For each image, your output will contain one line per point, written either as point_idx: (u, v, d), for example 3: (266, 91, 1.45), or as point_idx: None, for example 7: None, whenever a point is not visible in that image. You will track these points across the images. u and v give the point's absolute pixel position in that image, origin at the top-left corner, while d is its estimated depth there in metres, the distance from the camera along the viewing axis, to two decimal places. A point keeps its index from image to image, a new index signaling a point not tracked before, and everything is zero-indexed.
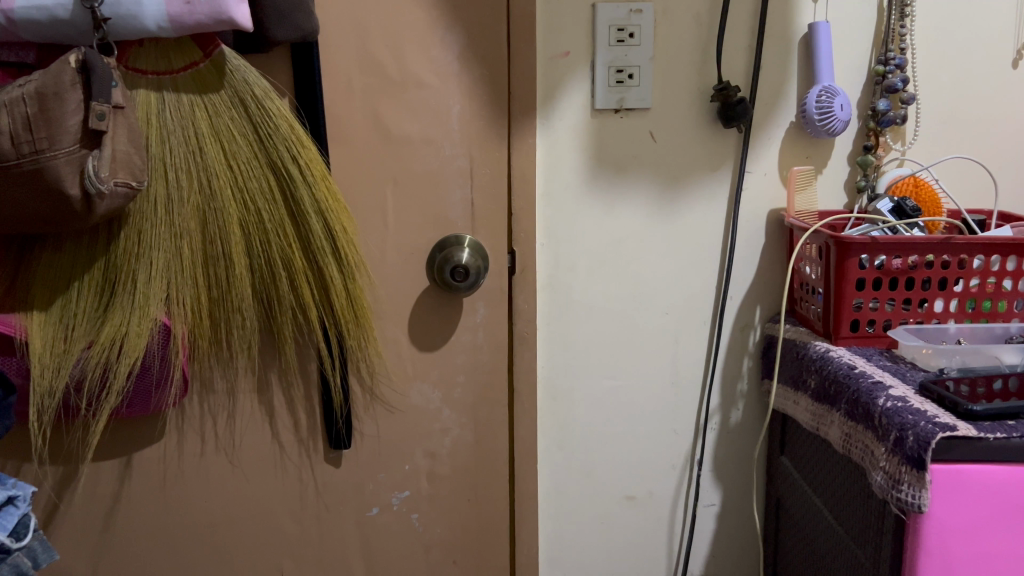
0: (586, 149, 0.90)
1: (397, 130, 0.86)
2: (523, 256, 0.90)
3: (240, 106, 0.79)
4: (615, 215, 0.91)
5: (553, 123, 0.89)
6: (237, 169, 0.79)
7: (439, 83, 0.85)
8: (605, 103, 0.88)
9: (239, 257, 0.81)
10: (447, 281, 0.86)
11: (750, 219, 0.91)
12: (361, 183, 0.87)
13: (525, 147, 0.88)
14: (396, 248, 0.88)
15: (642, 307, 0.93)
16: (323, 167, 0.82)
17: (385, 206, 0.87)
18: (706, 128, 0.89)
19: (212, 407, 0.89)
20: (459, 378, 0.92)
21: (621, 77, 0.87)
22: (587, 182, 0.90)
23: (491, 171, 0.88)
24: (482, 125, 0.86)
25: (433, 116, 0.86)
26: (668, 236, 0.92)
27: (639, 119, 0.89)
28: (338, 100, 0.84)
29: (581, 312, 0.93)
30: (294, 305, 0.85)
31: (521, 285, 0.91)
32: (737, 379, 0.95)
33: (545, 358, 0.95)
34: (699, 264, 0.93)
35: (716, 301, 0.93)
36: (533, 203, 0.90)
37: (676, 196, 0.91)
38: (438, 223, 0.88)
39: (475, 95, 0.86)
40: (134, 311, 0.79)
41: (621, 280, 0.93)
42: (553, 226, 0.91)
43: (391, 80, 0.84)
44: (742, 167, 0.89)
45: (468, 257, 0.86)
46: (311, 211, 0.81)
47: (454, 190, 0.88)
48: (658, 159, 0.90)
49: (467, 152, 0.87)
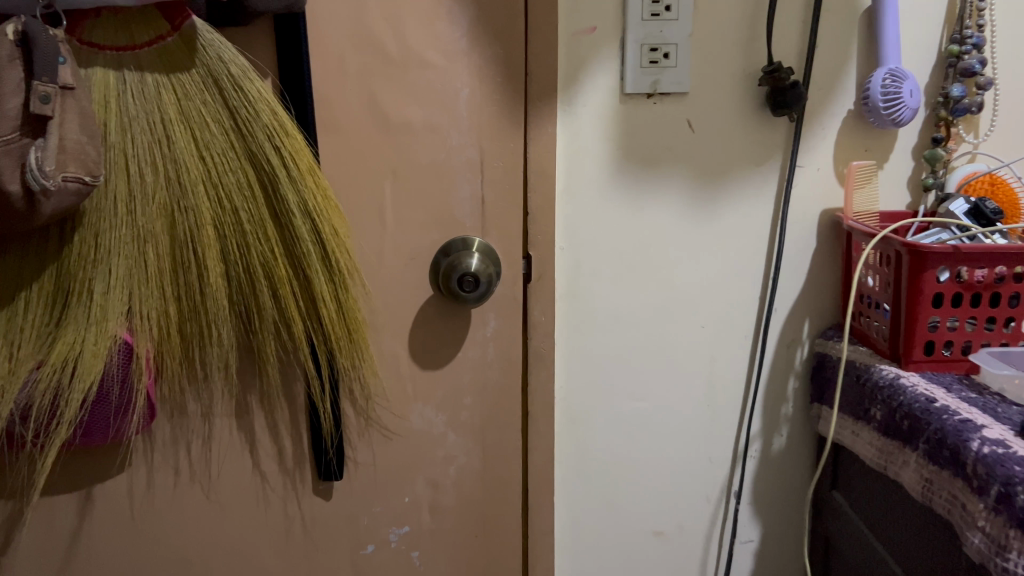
0: (614, 139, 0.78)
1: (397, 116, 0.74)
2: (540, 262, 0.79)
3: (214, 88, 0.68)
4: (647, 216, 0.80)
5: (576, 110, 0.77)
6: (210, 161, 0.68)
7: (446, 62, 0.74)
8: (637, 87, 0.76)
9: (214, 264, 0.70)
10: (453, 291, 0.75)
11: (801, 220, 0.80)
12: (355, 177, 0.75)
13: (543, 136, 0.77)
14: (395, 252, 0.77)
15: (676, 321, 0.82)
16: (311, 160, 0.71)
17: (382, 204, 0.76)
18: (752, 117, 0.78)
19: (185, 434, 0.78)
20: (467, 400, 0.81)
21: (656, 57, 0.75)
22: (614, 178, 0.79)
23: (505, 164, 0.77)
24: (495, 111, 0.75)
25: (438, 100, 0.74)
26: (708, 240, 0.80)
27: (675, 106, 0.77)
28: (328, 81, 0.73)
29: (606, 326, 0.82)
30: (277, 319, 0.73)
31: (537, 295, 0.80)
32: (782, 403, 0.84)
33: (564, 378, 0.83)
34: (741, 272, 0.81)
35: (763, 314, 0.82)
36: (551, 202, 0.78)
37: (716, 195, 0.79)
38: (443, 223, 0.77)
39: (486, 78, 0.75)
40: (90, 326, 0.68)
41: (652, 290, 0.81)
42: (575, 228, 0.80)
43: (390, 59, 0.73)
44: (794, 161, 0.78)
45: (479, 263, 0.75)
46: (295, 210, 0.69)
47: (461, 185, 0.77)
48: (697, 152, 0.78)
49: (477, 142, 0.76)
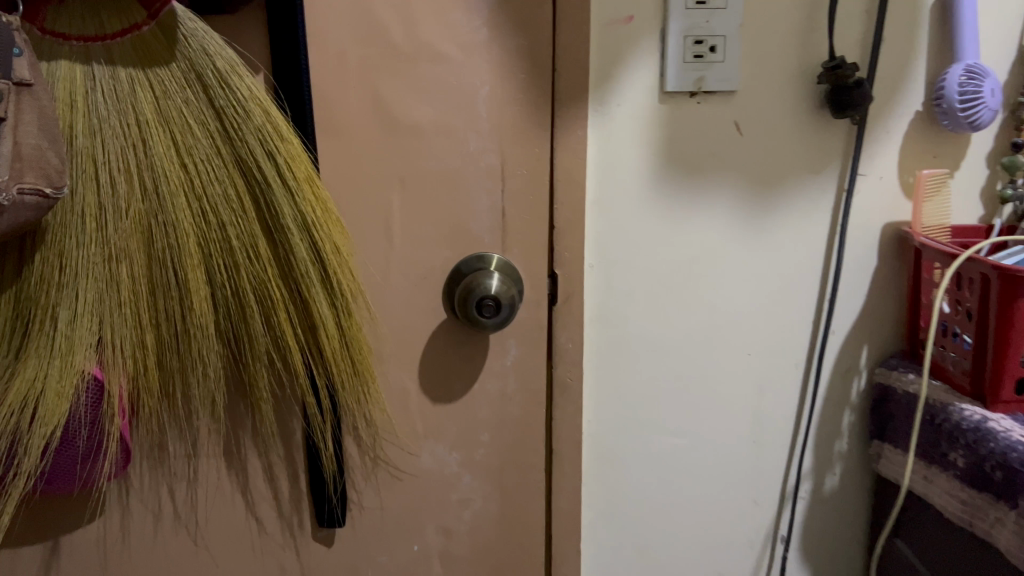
0: (650, 144, 0.69)
1: (406, 116, 0.65)
2: (567, 281, 0.70)
3: (198, 85, 0.59)
4: (686, 230, 0.71)
5: (609, 111, 0.68)
6: (192, 169, 0.60)
7: (462, 55, 0.65)
8: (679, 85, 0.67)
9: (197, 286, 0.61)
10: (471, 317, 0.66)
11: (861, 235, 0.71)
12: (358, 187, 0.66)
13: (573, 141, 0.68)
14: (404, 271, 0.68)
15: (718, 347, 0.73)
16: (310, 168, 0.62)
17: (390, 216, 0.67)
18: (807, 119, 0.69)
19: (167, 478, 0.69)
20: (483, 437, 0.72)
21: (701, 50, 0.66)
22: (651, 188, 0.70)
23: (528, 172, 0.68)
24: (517, 111, 0.66)
25: (453, 99, 0.65)
26: (754, 257, 0.72)
27: (721, 106, 0.68)
28: (328, 76, 0.64)
29: (640, 353, 0.73)
30: (270, 349, 0.64)
31: (564, 319, 0.71)
32: (836, 438, 0.75)
33: (593, 412, 0.74)
34: (792, 294, 0.72)
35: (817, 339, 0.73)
36: (580, 214, 0.69)
37: (764, 207, 0.71)
38: (458, 238, 0.68)
39: (508, 74, 0.66)
40: (54, 359, 0.59)
41: (691, 313, 0.72)
42: (607, 245, 0.71)
43: (399, 52, 0.64)
44: (854, 169, 0.69)
45: (500, 284, 0.66)
46: (291, 225, 0.60)
47: (478, 195, 0.68)
48: (743, 158, 0.70)
49: (497, 146, 0.67)
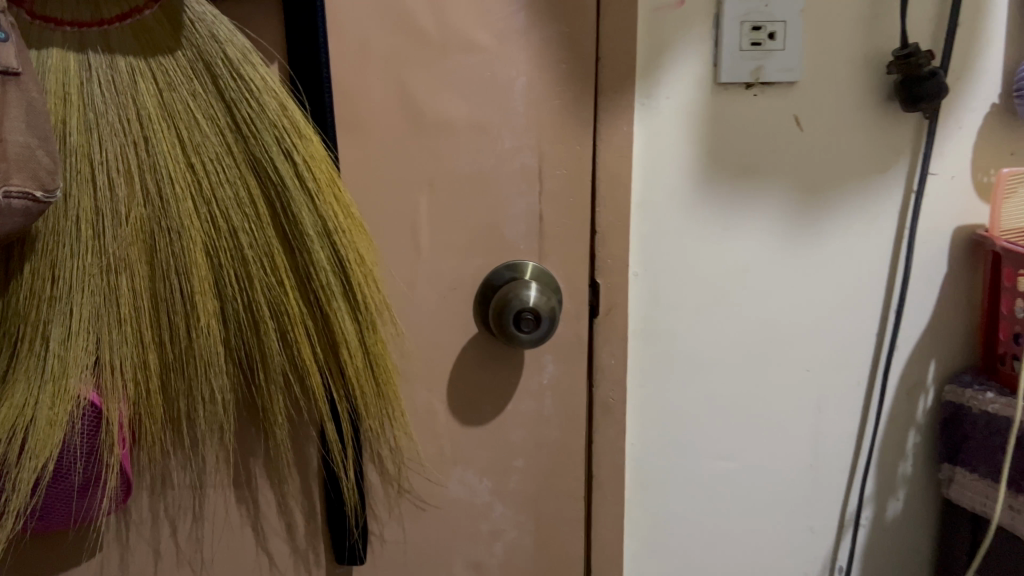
0: (701, 141, 0.63)
1: (435, 111, 0.60)
2: (610, 292, 0.64)
3: (206, 76, 0.53)
4: (738, 236, 0.65)
5: (657, 104, 0.62)
6: (200, 170, 0.53)
7: (497, 43, 0.59)
8: (734, 76, 0.61)
9: (205, 301, 0.54)
10: (507, 332, 0.60)
11: (931, 239, 0.66)
12: (384, 190, 0.61)
13: (617, 137, 0.62)
14: (431, 282, 0.62)
15: (774, 361, 0.67)
16: (331, 167, 0.56)
17: (418, 221, 0.62)
18: (872, 113, 0.63)
19: (169, 511, 0.62)
20: (517, 463, 0.66)
21: (760, 36, 0.60)
22: (702, 189, 0.64)
23: (567, 172, 0.62)
24: (556, 104, 0.61)
25: (487, 91, 0.60)
26: (814, 265, 0.66)
27: (779, 99, 0.62)
28: (352, 66, 0.58)
29: (688, 370, 0.67)
30: (286, 370, 0.57)
31: (606, 333, 0.65)
32: (900, 462, 0.70)
33: (636, 435, 0.68)
34: (855, 305, 0.66)
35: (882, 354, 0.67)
36: (625, 218, 0.63)
37: (825, 210, 0.65)
38: (490, 244, 0.63)
39: (546, 64, 0.60)
40: (46, 383, 0.53)
41: (743, 326, 0.66)
42: (652, 252, 0.65)
43: (427, 40, 0.58)
44: (927, 166, 0.63)
45: (539, 294, 0.60)
46: (310, 231, 0.54)
47: (514, 198, 0.62)
48: (802, 155, 0.64)
49: (534, 144, 0.61)
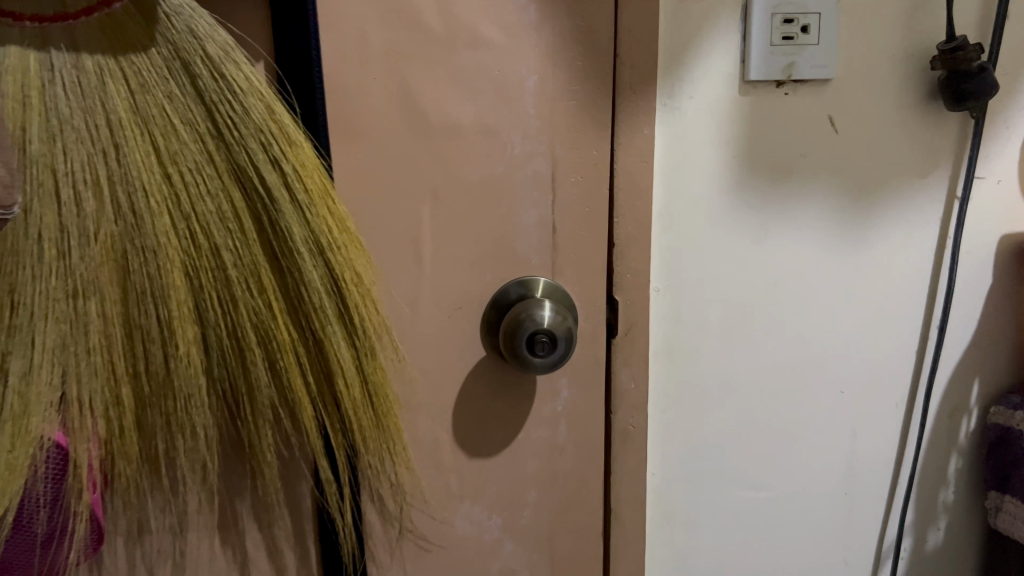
0: (729, 145, 0.58)
1: (439, 114, 0.54)
2: (629, 309, 0.59)
3: (184, 76, 0.47)
4: (770, 246, 0.60)
5: (680, 105, 0.57)
6: (178, 182, 0.48)
7: (507, 39, 0.54)
8: (766, 73, 0.56)
9: (185, 326, 0.49)
10: (520, 356, 0.54)
11: (976, 248, 0.62)
12: (382, 202, 0.55)
13: (637, 141, 0.56)
14: (435, 301, 0.57)
15: (807, 382, 0.63)
16: (324, 178, 0.50)
17: (420, 235, 0.56)
18: (910, 114, 0.59)
19: (148, 557, 0.56)
20: (530, 497, 0.61)
21: (792, 30, 0.56)
22: (729, 196, 0.59)
23: (583, 179, 0.57)
24: (571, 105, 0.55)
25: (495, 92, 0.55)
26: (848, 278, 0.62)
27: (812, 98, 0.58)
28: (348, 64, 0.53)
29: (714, 392, 0.62)
30: (275, 402, 0.52)
31: (626, 354, 0.59)
32: (941, 488, 0.67)
33: (659, 465, 0.63)
34: (891, 320, 0.63)
35: (924, 369, 0.64)
36: (646, 229, 0.58)
37: (863, 218, 0.61)
38: (500, 259, 0.57)
39: (561, 61, 0.55)
40: (3, 424, 0.46)
41: (774, 344, 0.62)
42: (675, 266, 0.60)
43: (430, 34, 0.53)
44: (973, 171, 0.60)
45: (554, 315, 0.55)
46: (302, 248, 0.49)
47: (525, 208, 0.57)
48: (836, 158, 0.59)
49: (548, 149, 0.56)
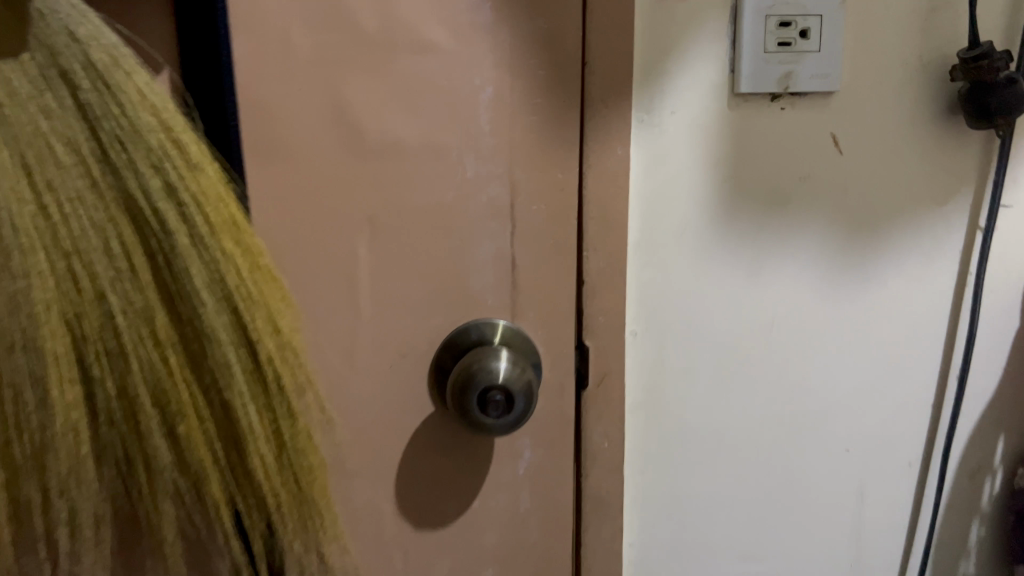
0: (717, 167, 0.50)
1: (377, 131, 0.46)
2: (601, 357, 0.51)
3: (62, 87, 0.39)
4: (765, 283, 0.53)
5: (659, 121, 0.49)
6: (55, 214, 0.39)
7: (456, 43, 0.46)
8: (760, 85, 0.49)
9: (64, 387, 0.40)
10: (469, 415, 0.46)
11: (999, 285, 0.55)
12: (310, 234, 0.47)
13: (610, 162, 0.49)
14: (374, 350, 0.49)
15: (807, 436, 0.55)
16: (234, 205, 0.43)
17: (356, 272, 0.48)
18: (922, 133, 0.52)
19: None
20: (488, 571, 0.53)
21: (790, 35, 0.48)
22: (718, 226, 0.51)
23: (548, 208, 0.49)
24: (533, 122, 0.48)
25: (443, 105, 0.47)
26: (852, 319, 0.54)
27: (812, 113, 0.50)
28: (268, 73, 0.45)
29: (700, 450, 0.54)
30: (175, 475, 0.43)
31: (598, 409, 0.51)
32: (960, 560, 0.59)
33: (638, 534, 0.55)
34: (901, 366, 0.55)
35: (938, 421, 0.56)
36: (621, 264, 0.50)
37: (869, 249, 0.53)
38: (451, 300, 0.49)
39: (521, 70, 0.47)
40: None
41: (768, 393, 0.54)
42: (655, 306, 0.52)
43: (366, 38, 0.45)
44: (997, 200, 0.53)
45: (511, 367, 0.46)
46: (204, 293, 0.41)
47: (479, 241, 0.49)
48: (838, 182, 0.52)
49: (506, 172, 0.48)
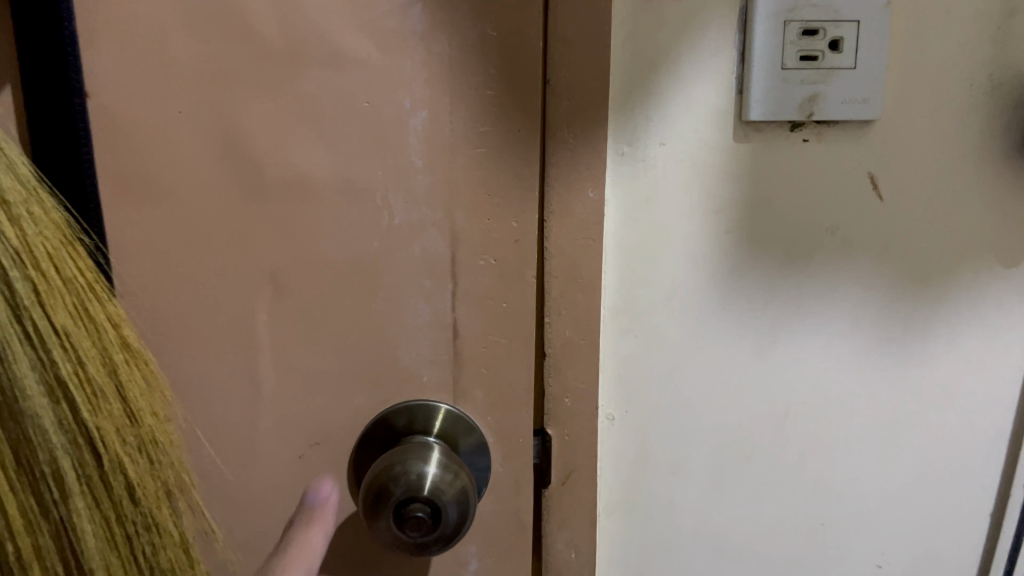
0: (724, 213, 0.42)
1: (279, 166, 0.37)
2: (567, 450, 0.42)
3: None
4: (781, 349, 0.45)
5: (647, 154, 0.40)
6: None
7: (379, 52, 0.36)
8: (777, 111, 0.40)
9: None
10: (380, 528, 0.36)
11: None
12: (198, 296, 0.38)
13: (577, 209, 0.39)
14: (276, 434, 0.40)
15: (840, 529, 0.48)
16: (82, 269, 0.34)
17: (256, 341, 0.39)
18: (972, 178, 0.43)
19: None
20: None
21: (816, 47, 0.39)
22: (720, 287, 0.43)
23: (498, 263, 0.39)
24: (478, 154, 0.37)
25: (363, 133, 0.37)
26: (888, 396, 0.47)
27: (844, 148, 0.42)
28: (140, 93, 0.35)
29: (698, 541, 0.47)
30: None
31: (563, 512, 0.43)
32: None
33: None
34: (951, 459, 0.48)
35: (991, 513, 0.49)
36: (593, 335, 0.41)
37: (909, 317, 0.45)
38: (375, 375, 0.40)
39: (462, 90, 0.37)
40: None
41: (783, 480, 0.47)
42: (639, 379, 0.44)
43: (261, 47, 0.35)
44: None
45: (443, 473, 0.37)
46: (34, 380, 0.31)
47: (412, 305, 0.39)
48: (872, 236, 0.44)
49: (445, 218, 0.38)
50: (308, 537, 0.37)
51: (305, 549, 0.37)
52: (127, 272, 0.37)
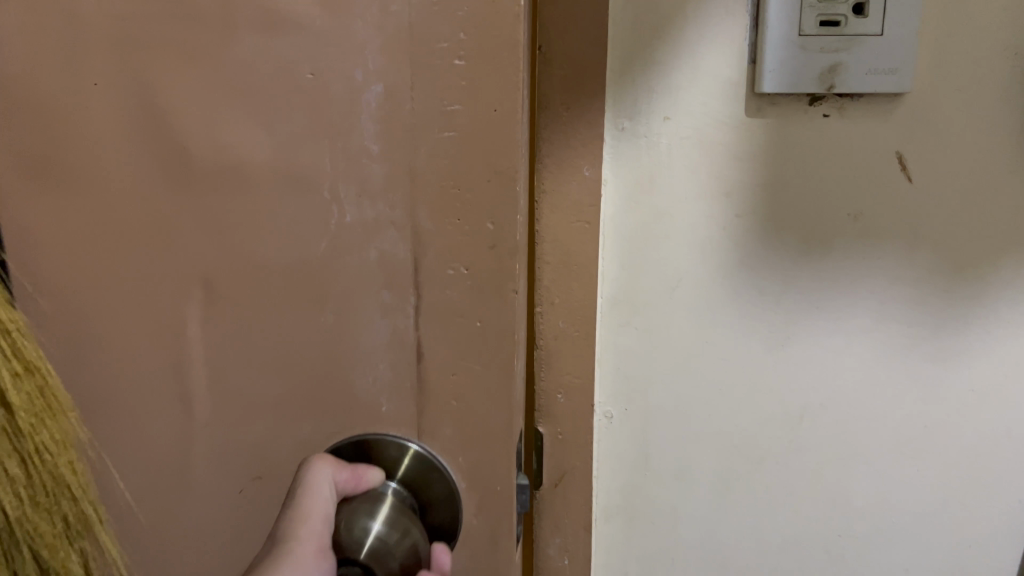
0: (734, 194, 0.37)
1: (212, 152, 0.33)
2: (558, 448, 0.41)
3: None
4: (793, 351, 0.39)
5: (649, 129, 0.36)
6: None
7: (323, 12, 0.30)
8: (791, 83, 0.34)
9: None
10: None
11: None
12: (135, 294, 0.36)
13: (571, 189, 0.37)
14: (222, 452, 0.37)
15: (860, 547, 0.41)
16: None
17: (189, 346, 0.36)
18: None
19: None
20: None
21: (838, 10, 0.33)
22: (727, 282, 0.38)
23: (472, 274, 0.32)
24: (446, 138, 0.31)
25: (306, 111, 0.32)
26: (925, 411, 0.39)
27: (870, 121, 0.35)
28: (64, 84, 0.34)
29: (702, 544, 0.42)
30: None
31: (554, 517, 0.42)
32: None
33: None
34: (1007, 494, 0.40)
35: None
36: (590, 328, 0.39)
37: (946, 311, 0.38)
38: (326, 394, 0.35)
39: (421, 60, 0.30)
40: None
41: (795, 495, 0.41)
42: (637, 376, 0.40)
43: (191, 22, 0.32)
44: None
45: (390, 529, 0.33)
46: None
47: (367, 320, 0.33)
48: (905, 220, 0.37)
49: (405, 216, 0.32)
50: (314, 475, 0.33)
51: (309, 497, 0.32)
52: (63, 263, 0.36)
